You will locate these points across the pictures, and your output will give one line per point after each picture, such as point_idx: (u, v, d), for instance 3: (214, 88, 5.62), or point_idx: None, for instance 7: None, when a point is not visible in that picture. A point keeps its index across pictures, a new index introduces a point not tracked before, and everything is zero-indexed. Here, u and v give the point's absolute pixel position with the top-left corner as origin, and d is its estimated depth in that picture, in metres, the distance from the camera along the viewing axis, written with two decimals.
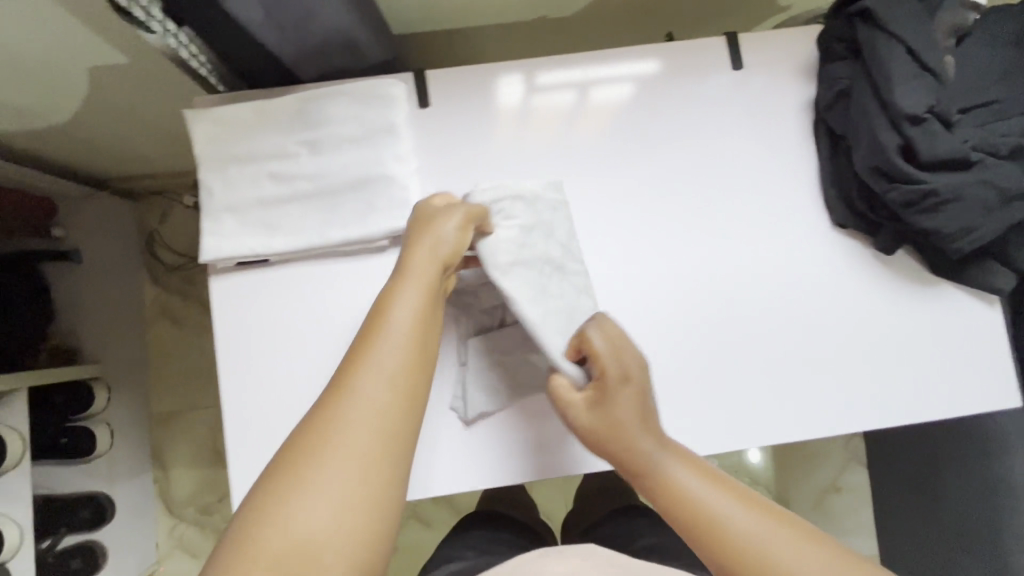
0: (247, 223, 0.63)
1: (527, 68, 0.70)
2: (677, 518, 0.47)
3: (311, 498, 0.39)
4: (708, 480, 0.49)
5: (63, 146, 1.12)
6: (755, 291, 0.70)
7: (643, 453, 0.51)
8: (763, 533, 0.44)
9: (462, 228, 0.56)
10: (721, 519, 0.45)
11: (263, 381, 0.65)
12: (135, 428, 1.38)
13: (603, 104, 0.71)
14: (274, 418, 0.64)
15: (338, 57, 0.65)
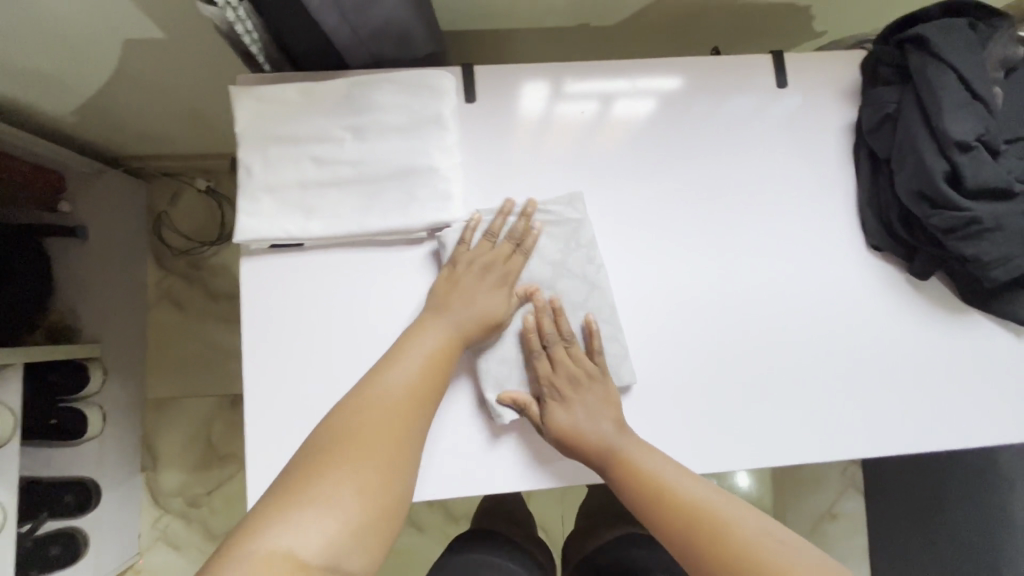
0: (286, 205, 0.62)
1: (551, 75, 0.70)
2: (638, 491, 0.58)
3: (343, 474, 0.47)
4: (666, 462, 0.60)
5: (80, 116, 1.09)
6: (787, 309, 0.70)
7: (606, 440, 0.61)
8: (713, 499, 0.55)
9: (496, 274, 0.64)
10: (677, 489, 0.56)
11: (289, 369, 0.63)
12: (128, 413, 1.34)
13: (627, 115, 0.71)
14: (298, 406, 0.63)
15: (389, 45, 0.65)
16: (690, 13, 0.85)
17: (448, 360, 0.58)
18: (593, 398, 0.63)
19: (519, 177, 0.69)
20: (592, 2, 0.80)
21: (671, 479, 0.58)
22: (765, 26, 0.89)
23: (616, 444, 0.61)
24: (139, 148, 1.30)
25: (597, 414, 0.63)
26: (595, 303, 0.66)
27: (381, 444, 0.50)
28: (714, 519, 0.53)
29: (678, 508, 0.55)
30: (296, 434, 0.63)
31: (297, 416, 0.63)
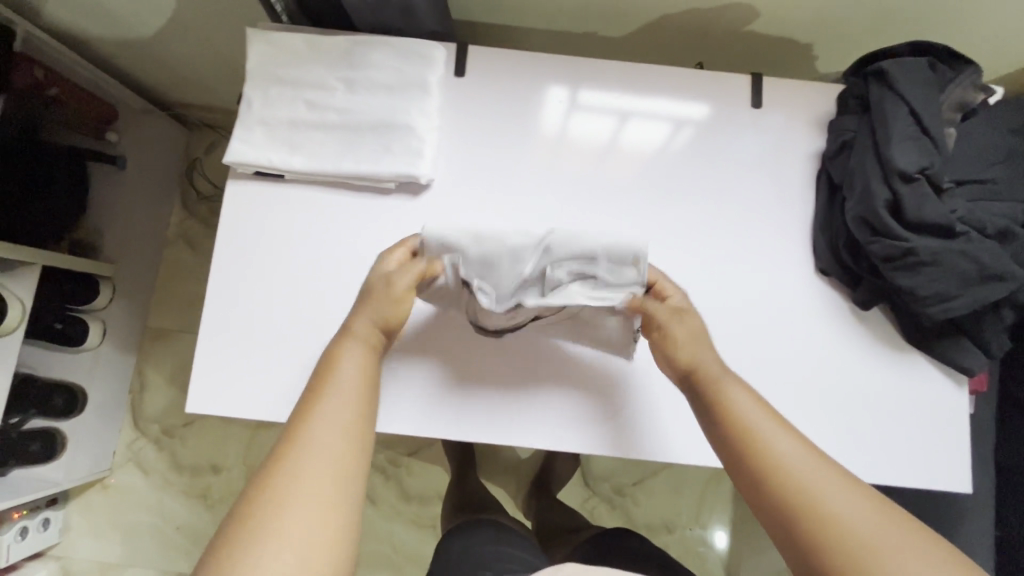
0: (274, 139, 0.68)
1: (576, 77, 0.76)
2: (727, 430, 0.56)
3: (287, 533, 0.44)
4: (765, 408, 0.56)
5: (136, 52, 1.21)
6: (729, 319, 0.71)
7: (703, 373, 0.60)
8: (800, 460, 0.52)
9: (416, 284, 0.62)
10: (768, 440, 0.54)
11: (246, 284, 0.69)
12: (128, 335, 1.44)
13: (640, 127, 0.75)
14: (249, 321, 0.68)
15: (394, 16, 0.71)
16: (691, 36, 0.90)
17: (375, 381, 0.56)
18: (688, 322, 0.63)
19: (494, 155, 0.74)
20: (596, 11, 0.86)
21: (762, 429, 0.55)
22: (759, 52, 0.92)
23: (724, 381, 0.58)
24: (186, 95, 1.42)
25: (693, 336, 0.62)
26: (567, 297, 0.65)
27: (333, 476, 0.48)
28: (796, 478, 0.51)
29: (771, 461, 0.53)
30: (241, 347, 0.68)
31: (245, 330, 0.68)
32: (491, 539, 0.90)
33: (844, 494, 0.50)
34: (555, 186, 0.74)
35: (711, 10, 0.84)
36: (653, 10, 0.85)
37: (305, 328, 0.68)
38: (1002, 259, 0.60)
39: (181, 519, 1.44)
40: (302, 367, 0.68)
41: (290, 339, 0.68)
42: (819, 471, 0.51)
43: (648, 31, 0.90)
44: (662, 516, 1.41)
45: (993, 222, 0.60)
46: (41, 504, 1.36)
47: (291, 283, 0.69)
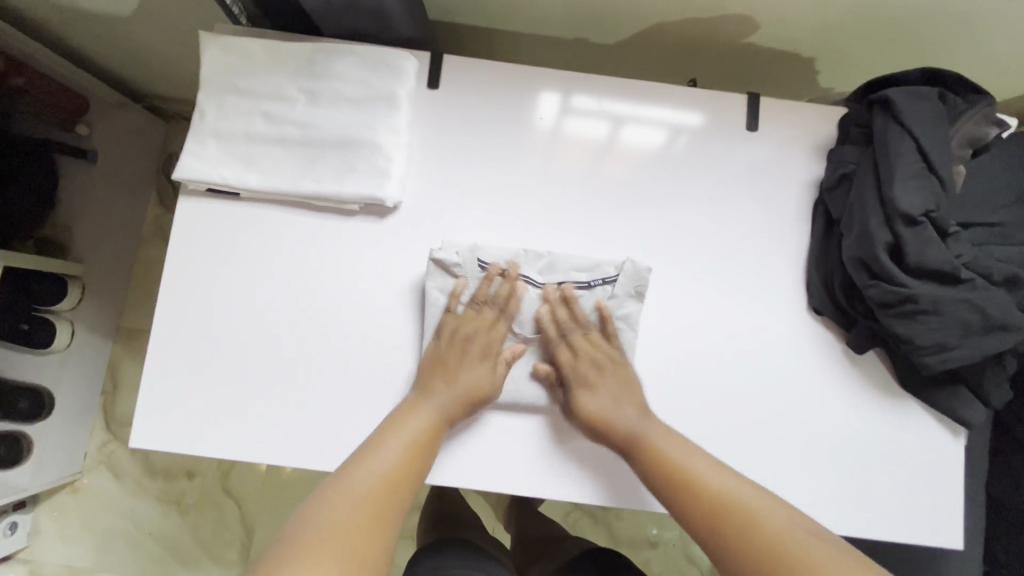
0: (228, 154, 0.63)
1: (564, 85, 0.70)
2: (658, 474, 0.57)
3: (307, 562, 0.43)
4: (686, 447, 0.59)
5: (104, 41, 1.15)
6: (714, 358, 0.67)
7: (630, 424, 0.61)
8: (732, 486, 0.54)
9: (490, 365, 0.63)
10: (699, 476, 0.56)
11: (198, 311, 0.64)
12: (100, 335, 1.40)
13: (631, 144, 0.70)
14: (200, 350, 0.64)
15: (362, 21, 0.66)
16: (686, 46, 0.85)
17: (436, 437, 0.59)
18: (614, 380, 0.64)
19: (470, 173, 0.68)
20: (585, 17, 0.80)
21: (692, 466, 0.57)
22: (757, 67, 0.87)
23: (640, 429, 0.60)
24: (161, 85, 1.36)
25: (620, 400, 0.62)
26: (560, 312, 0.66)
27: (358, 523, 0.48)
28: (742, 508, 0.52)
29: (711, 500, 0.54)
30: (191, 379, 0.63)
31: (197, 360, 0.63)
32: (463, 560, 0.86)
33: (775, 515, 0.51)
34: (536, 210, 0.69)
35: (706, 18, 0.78)
36: (647, 16, 0.79)
37: (261, 359, 0.64)
38: (1010, 310, 0.55)
39: (153, 524, 1.41)
40: (255, 400, 0.63)
41: (244, 371, 0.63)
42: (752, 494, 0.53)
43: (642, 38, 0.84)
44: (645, 530, 1.38)
45: (1001, 269, 0.55)
46: (8, 508, 1.32)
47: (246, 309, 0.64)
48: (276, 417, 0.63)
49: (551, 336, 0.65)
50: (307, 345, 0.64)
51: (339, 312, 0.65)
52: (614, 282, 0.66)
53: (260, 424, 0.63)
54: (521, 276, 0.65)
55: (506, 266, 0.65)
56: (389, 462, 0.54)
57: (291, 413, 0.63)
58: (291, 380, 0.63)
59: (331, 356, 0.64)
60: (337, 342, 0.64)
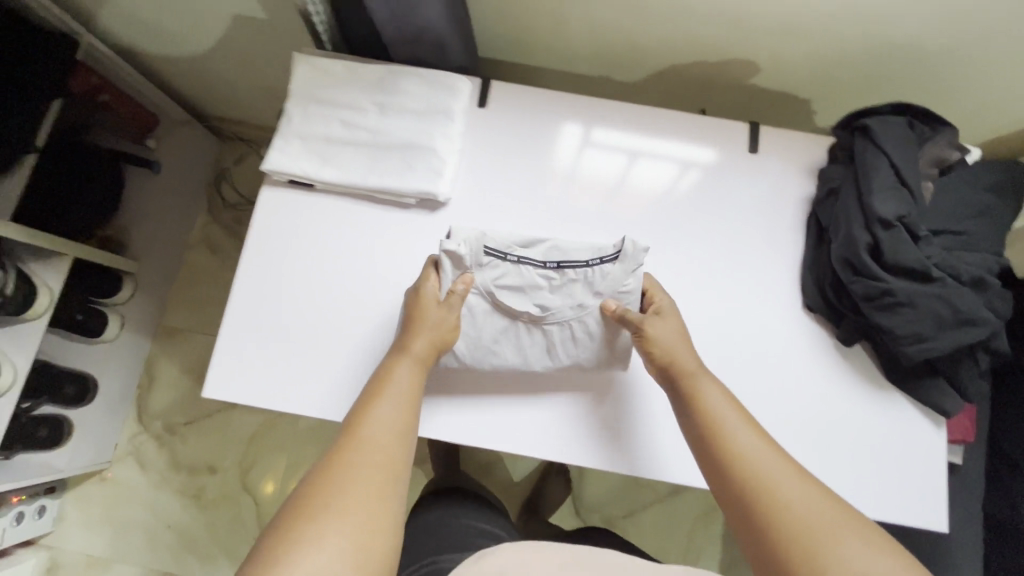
0: (308, 151, 0.75)
1: (586, 120, 0.82)
2: (702, 423, 0.64)
3: (335, 525, 0.51)
4: (730, 404, 0.65)
5: (183, 66, 1.32)
6: (718, 348, 0.75)
7: (691, 370, 0.68)
8: (761, 455, 0.60)
9: (451, 315, 0.70)
10: (737, 436, 0.62)
11: (271, 282, 0.74)
12: (143, 330, 1.50)
13: (649, 171, 0.81)
14: (269, 316, 0.73)
15: (426, 51, 0.79)
16: (696, 85, 0.98)
17: (418, 390, 0.65)
18: (674, 329, 0.71)
19: (508, 178, 0.80)
20: (610, 54, 0.95)
21: (732, 427, 0.63)
22: (757, 105, 1.00)
23: (700, 377, 0.67)
24: (223, 108, 1.52)
25: (683, 345, 0.70)
26: (568, 295, 0.74)
27: (372, 486, 0.55)
28: (757, 476, 0.58)
29: (736, 457, 0.60)
30: (250, 341, 0.72)
31: (266, 323, 0.73)
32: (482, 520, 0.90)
33: (798, 493, 0.57)
34: (560, 216, 0.79)
35: (714, 60, 0.92)
36: (663, 56, 0.93)
37: (321, 326, 0.73)
38: (976, 305, 0.64)
39: (172, 517, 1.46)
40: (314, 361, 0.72)
41: (306, 335, 0.73)
42: (772, 462, 0.59)
43: (658, 76, 0.98)
44: (650, 550, 1.40)
45: (968, 270, 0.65)
46: (40, 491, 1.39)
47: (306, 284, 0.74)
48: (330, 376, 0.72)
49: (551, 318, 0.73)
50: (360, 317, 0.73)
51: (390, 290, 0.74)
52: (612, 260, 0.73)
53: (313, 384, 0.71)
54: (522, 262, 0.73)
55: (508, 252, 0.73)
56: (387, 423, 0.60)
57: (344, 375, 0.72)
58: (345, 346, 0.72)
59: (382, 326, 0.73)
60: (385, 317, 0.73)
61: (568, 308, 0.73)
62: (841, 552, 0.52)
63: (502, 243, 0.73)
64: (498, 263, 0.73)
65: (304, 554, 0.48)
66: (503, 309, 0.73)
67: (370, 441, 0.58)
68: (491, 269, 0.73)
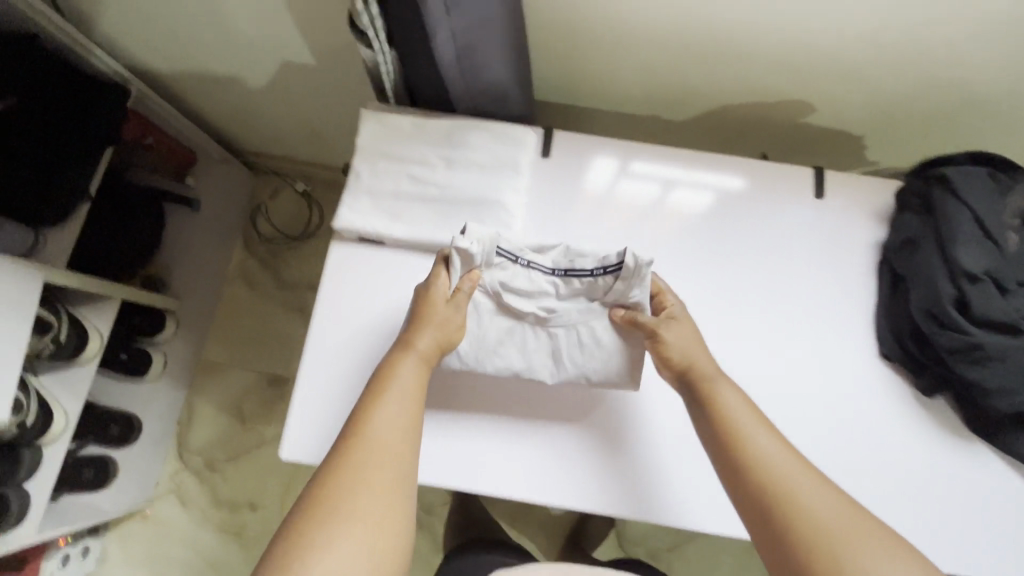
0: (378, 208, 0.75)
1: (623, 153, 0.82)
2: (717, 426, 0.66)
3: (349, 529, 0.54)
4: (746, 408, 0.66)
5: (225, 105, 1.33)
6: (793, 397, 0.74)
7: (706, 373, 0.69)
8: (777, 460, 0.61)
9: (455, 315, 0.70)
10: (754, 440, 0.63)
11: (342, 338, 0.74)
12: (183, 366, 1.50)
13: (684, 203, 0.80)
14: (341, 372, 0.73)
15: (489, 102, 0.79)
16: (749, 124, 0.98)
17: (424, 386, 0.67)
18: (687, 334, 0.71)
19: (573, 228, 0.79)
20: (663, 95, 0.95)
21: (747, 432, 0.64)
22: (809, 142, 1.00)
23: (716, 382, 0.68)
24: (260, 145, 1.53)
25: (697, 348, 0.71)
26: (575, 300, 0.74)
27: (384, 487, 0.57)
28: (770, 481, 0.61)
29: (750, 463, 0.62)
30: (320, 397, 0.72)
31: (338, 381, 0.73)
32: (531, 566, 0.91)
33: (817, 496, 0.59)
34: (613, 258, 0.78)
35: (770, 100, 0.92)
36: (718, 97, 0.93)
37: None
38: None
39: (214, 555, 1.45)
40: None
41: None
42: (792, 470, 0.61)
43: (710, 116, 0.98)
44: None
45: None
46: (84, 531, 1.39)
47: (375, 340, 0.74)
48: None
49: (558, 321, 0.74)
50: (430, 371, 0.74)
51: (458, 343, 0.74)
52: (618, 272, 0.71)
53: None
54: (533, 266, 0.73)
55: (520, 256, 0.72)
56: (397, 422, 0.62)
57: None
58: None
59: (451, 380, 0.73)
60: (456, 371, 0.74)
61: (577, 313, 0.75)
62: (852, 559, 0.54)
63: (515, 245, 0.73)
64: (507, 265, 0.73)
65: (324, 555, 0.52)
66: (508, 310, 0.75)
67: (382, 443, 0.60)
68: (500, 270, 0.73)
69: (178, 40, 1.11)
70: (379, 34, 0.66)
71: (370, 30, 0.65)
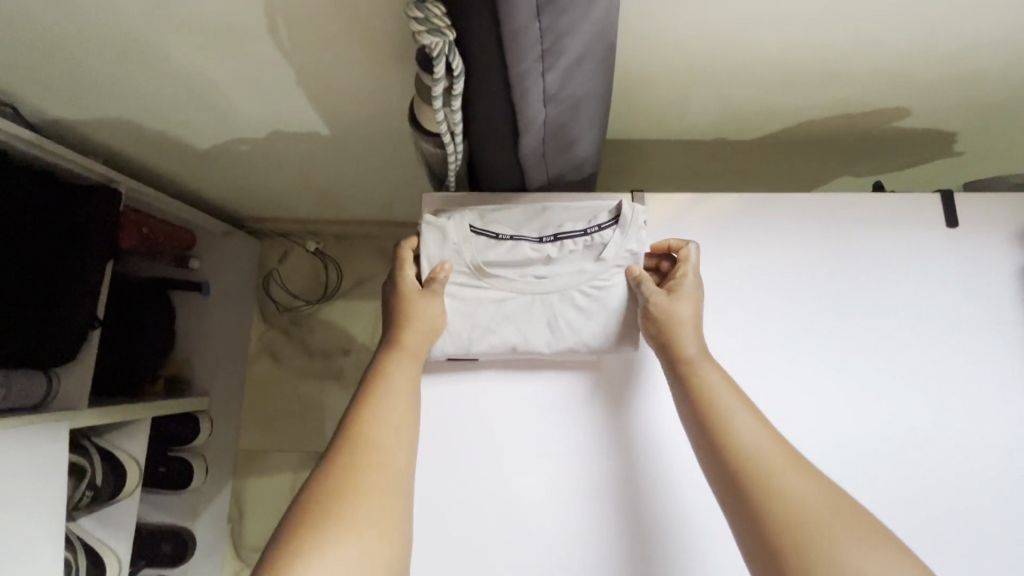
0: (462, 316, 0.68)
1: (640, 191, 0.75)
2: (697, 406, 0.60)
3: (341, 534, 0.48)
4: (731, 388, 0.60)
5: (222, 184, 1.19)
6: (950, 454, 0.69)
7: (686, 353, 0.63)
8: (764, 443, 0.55)
9: (437, 305, 0.66)
10: (732, 419, 0.57)
11: (454, 473, 0.69)
12: (224, 461, 1.40)
13: (750, 235, 0.75)
14: (466, 508, 0.68)
15: (566, 175, 0.69)
16: (827, 138, 0.89)
17: (415, 383, 0.62)
18: (688, 309, 0.65)
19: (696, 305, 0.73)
20: (733, 124, 0.86)
21: (728, 412, 0.58)
22: (895, 149, 0.91)
23: (699, 363, 0.62)
24: (263, 213, 1.40)
25: (692, 328, 0.64)
26: (569, 264, 0.69)
27: (375, 489, 0.52)
28: (755, 463, 0.54)
29: (727, 441, 0.56)
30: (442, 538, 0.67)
31: (461, 517, 0.68)
32: None
33: (807, 479, 0.53)
34: (753, 327, 0.73)
35: (860, 112, 0.82)
36: (796, 116, 0.83)
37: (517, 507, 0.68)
38: None
39: None
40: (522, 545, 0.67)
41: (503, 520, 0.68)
42: (772, 453, 0.54)
43: (783, 135, 0.89)
44: None
45: None
46: None
47: (489, 462, 0.70)
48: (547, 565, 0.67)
49: (549, 286, 0.68)
50: (555, 489, 0.69)
51: (577, 453, 0.70)
52: (607, 228, 0.68)
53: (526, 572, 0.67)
54: (517, 237, 0.69)
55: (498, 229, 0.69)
56: (387, 423, 0.57)
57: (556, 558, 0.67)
58: (550, 525, 0.68)
59: (579, 496, 0.69)
60: (579, 483, 0.69)
61: (570, 275, 0.68)
62: (835, 552, 0.47)
63: (497, 220, 0.70)
64: (489, 237, 0.69)
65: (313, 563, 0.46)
66: (494, 286, 0.68)
67: (379, 450, 0.55)
68: (478, 241, 0.68)
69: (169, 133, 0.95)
70: (454, 138, 0.56)
71: (445, 127, 0.53)
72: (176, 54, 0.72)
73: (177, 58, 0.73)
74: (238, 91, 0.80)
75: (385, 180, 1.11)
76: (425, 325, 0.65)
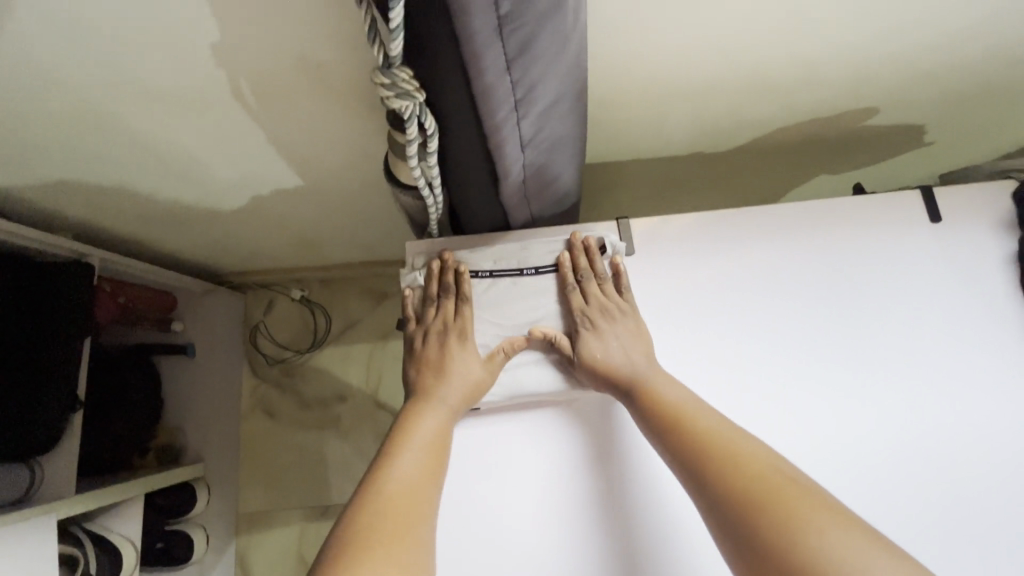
0: None
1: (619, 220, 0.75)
2: (655, 412, 0.59)
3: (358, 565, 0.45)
4: (686, 393, 0.61)
5: (200, 243, 1.16)
6: (969, 448, 0.68)
7: (637, 369, 0.63)
8: (728, 432, 0.55)
9: (470, 356, 0.65)
10: (695, 418, 0.57)
11: (470, 518, 0.66)
12: (225, 526, 1.34)
13: (739, 247, 0.75)
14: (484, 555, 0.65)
15: (549, 209, 0.69)
16: (800, 143, 0.91)
17: (445, 439, 0.61)
18: (625, 332, 0.66)
19: (698, 322, 0.73)
20: (707, 138, 0.87)
21: (689, 414, 0.58)
22: (869, 146, 0.92)
23: (645, 373, 0.63)
24: (245, 267, 1.38)
25: (633, 343, 0.66)
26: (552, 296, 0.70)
27: (393, 529, 0.49)
28: (723, 452, 0.53)
29: (693, 435, 0.55)
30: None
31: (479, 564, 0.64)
32: None
33: (781, 463, 0.52)
34: (753, 340, 0.72)
35: (831, 116, 0.83)
36: (769, 126, 0.84)
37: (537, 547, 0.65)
38: None
39: None
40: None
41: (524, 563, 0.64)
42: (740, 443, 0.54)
43: (757, 143, 0.90)
44: None
45: None
46: None
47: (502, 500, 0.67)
48: None
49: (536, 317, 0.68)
50: (573, 523, 0.66)
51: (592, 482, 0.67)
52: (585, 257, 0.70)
53: None
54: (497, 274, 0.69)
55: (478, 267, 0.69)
56: (413, 469, 0.56)
57: None
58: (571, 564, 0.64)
59: (598, 531, 0.65)
60: (597, 513, 0.66)
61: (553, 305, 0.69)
62: (812, 523, 0.45)
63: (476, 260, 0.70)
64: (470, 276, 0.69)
65: None
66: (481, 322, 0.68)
67: (399, 498, 0.52)
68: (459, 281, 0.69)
69: (141, 202, 0.93)
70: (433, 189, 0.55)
71: (423, 181, 0.52)
72: (138, 127, 0.70)
73: (140, 131, 0.71)
74: (207, 156, 0.78)
75: (366, 222, 1.09)
76: (462, 379, 0.64)
